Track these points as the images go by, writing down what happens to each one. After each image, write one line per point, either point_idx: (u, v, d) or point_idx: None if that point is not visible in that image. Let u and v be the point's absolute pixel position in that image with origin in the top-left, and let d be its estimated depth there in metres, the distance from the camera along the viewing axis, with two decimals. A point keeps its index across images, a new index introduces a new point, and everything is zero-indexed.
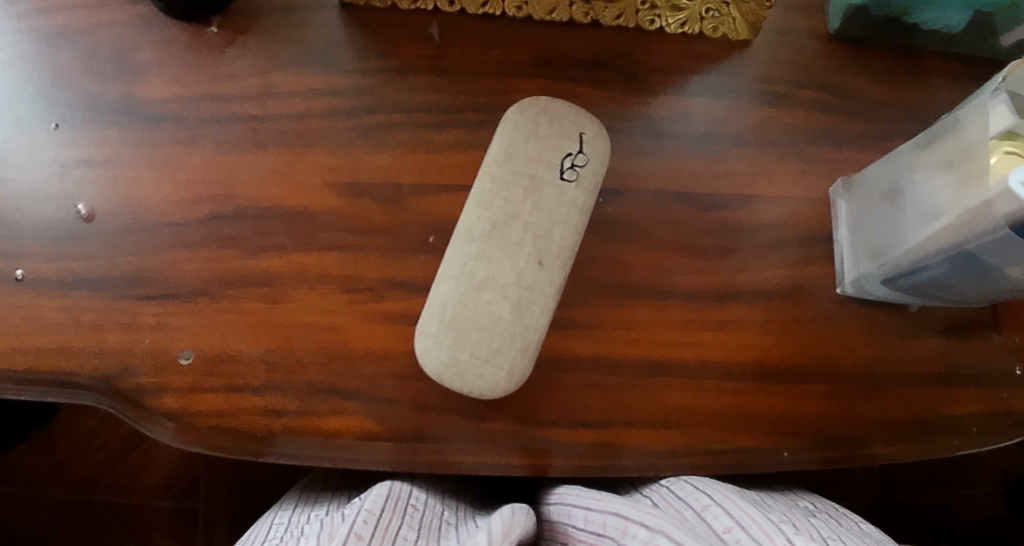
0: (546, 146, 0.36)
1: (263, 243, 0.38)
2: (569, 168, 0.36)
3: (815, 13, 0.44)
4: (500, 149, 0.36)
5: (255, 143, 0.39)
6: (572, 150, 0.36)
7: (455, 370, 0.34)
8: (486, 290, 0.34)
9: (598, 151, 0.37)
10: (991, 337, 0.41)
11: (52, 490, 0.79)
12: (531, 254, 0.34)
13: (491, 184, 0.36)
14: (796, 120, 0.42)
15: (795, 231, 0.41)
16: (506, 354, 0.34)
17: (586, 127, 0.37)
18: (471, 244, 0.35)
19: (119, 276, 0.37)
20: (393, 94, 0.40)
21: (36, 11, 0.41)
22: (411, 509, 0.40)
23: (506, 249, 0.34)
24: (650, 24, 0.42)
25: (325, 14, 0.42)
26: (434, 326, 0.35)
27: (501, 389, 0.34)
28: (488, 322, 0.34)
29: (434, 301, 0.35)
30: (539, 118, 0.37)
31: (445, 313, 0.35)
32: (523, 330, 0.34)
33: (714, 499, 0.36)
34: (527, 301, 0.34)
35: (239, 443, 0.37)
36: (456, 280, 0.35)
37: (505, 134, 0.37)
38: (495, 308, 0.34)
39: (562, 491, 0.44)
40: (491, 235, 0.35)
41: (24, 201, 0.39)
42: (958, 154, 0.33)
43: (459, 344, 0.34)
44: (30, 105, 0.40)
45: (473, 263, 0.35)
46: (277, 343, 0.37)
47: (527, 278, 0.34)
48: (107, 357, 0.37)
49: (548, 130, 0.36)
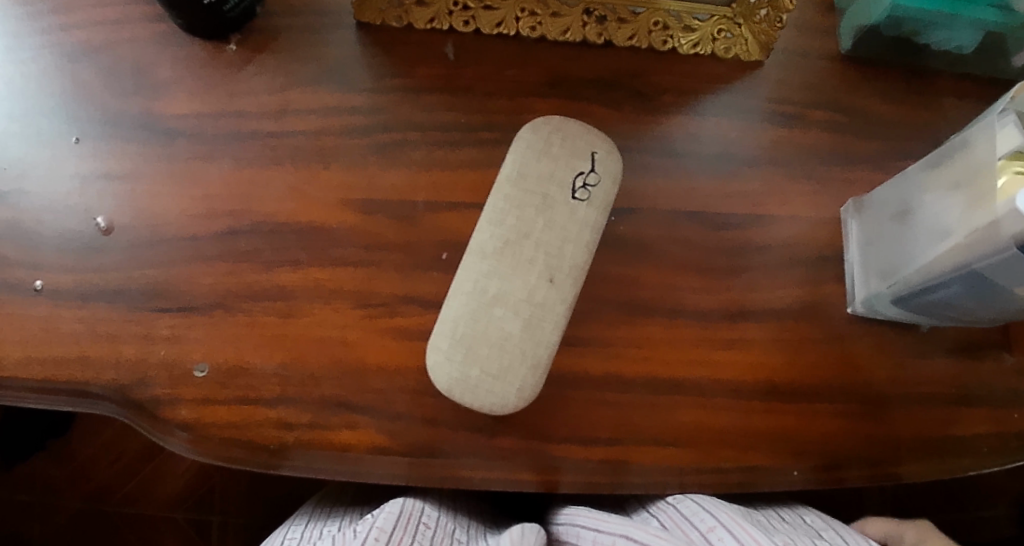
0: (558, 166, 0.36)
1: (279, 258, 0.39)
2: (581, 187, 0.36)
3: (826, 34, 0.45)
4: (513, 168, 0.37)
5: (272, 158, 0.40)
6: (583, 169, 0.37)
7: (466, 386, 0.34)
8: (498, 306, 0.34)
9: (610, 170, 0.37)
10: (1002, 357, 0.41)
11: (66, 500, 0.80)
12: (543, 271, 0.35)
13: (504, 203, 0.36)
14: (807, 140, 0.43)
15: (806, 251, 0.41)
16: (517, 370, 0.34)
17: (598, 147, 0.37)
18: (483, 260, 0.35)
19: (136, 288, 0.38)
20: (408, 112, 0.41)
21: (59, 26, 0.42)
22: (423, 528, 0.41)
23: (518, 266, 0.35)
24: (663, 45, 0.42)
25: (342, 33, 0.43)
26: (446, 342, 0.35)
27: (512, 406, 0.34)
28: (499, 338, 0.34)
29: (447, 316, 0.36)
30: (552, 138, 0.37)
31: (457, 329, 0.35)
32: (534, 347, 0.34)
33: (719, 520, 0.36)
34: (538, 318, 0.34)
35: (250, 455, 0.37)
36: (468, 296, 0.35)
37: (517, 153, 0.37)
38: (506, 325, 0.34)
39: (571, 512, 0.45)
40: (503, 252, 0.35)
41: (44, 212, 0.39)
42: (966, 175, 0.33)
43: (470, 360, 0.34)
44: (53, 118, 0.41)
45: (485, 280, 0.35)
46: (291, 357, 0.37)
47: (539, 295, 0.35)
48: (124, 368, 0.37)
49: (560, 150, 0.37)
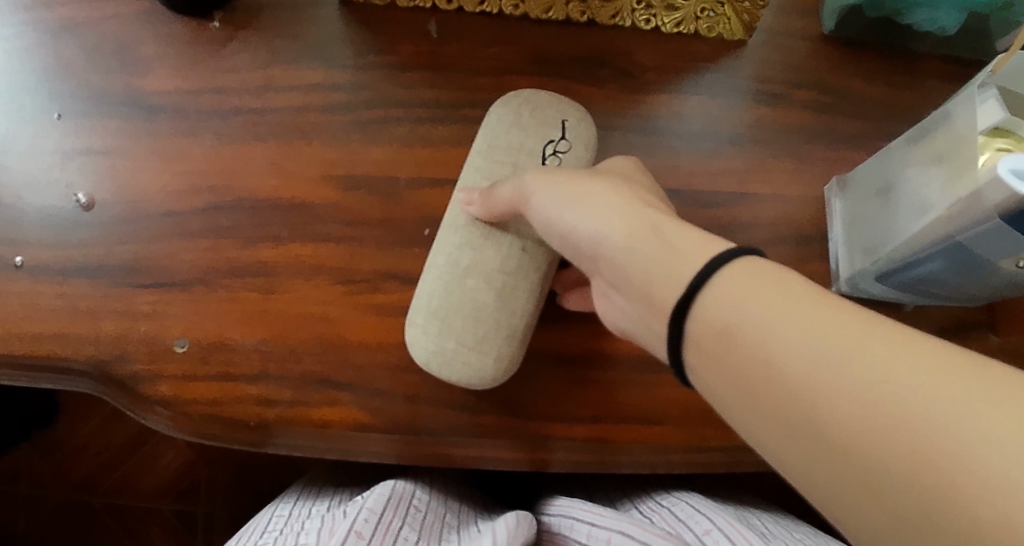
0: (528, 136, 0.36)
1: (261, 234, 0.38)
2: (552, 154, 0.36)
3: (810, 14, 0.45)
4: (483, 141, 0.37)
5: (254, 135, 0.40)
6: (555, 137, 0.36)
7: (443, 359, 0.34)
8: (471, 277, 0.34)
9: (583, 136, 0.36)
10: (989, 337, 0.40)
11: (52, 492, 0.79)
12: (514, 239, 0.34)
13: (476, 175, 0.36)
14: (791, 119, 0.43)
15: (791, 229, 0.41)
16: (493, 340, 0.34)
17: (569, 115, 0.37)
18: (456, 233, 0.35)
19: (117, 263, 0.38)
20: (391, 89, 0.41)
21: (41, 3, 0.42)
22: (413, 511, 0.41)
23: (489, 236, 0.35)
24: (646, 24, 0.43)
25: (325, 11, 0.43)
26: (421, 316, 0.35)
27: (490, 377, 0.34)
28: (472, 308, 0.34)
29: (422, 291, 0.35)
30: (522, 108, 0.37)
31: (432, 302, 0.35)
32: (508, 316, 0.34)
33: (716, 524, 0.39)
34: (512, 287, 0.34)
35: (232, 432, 0.36)
36: (441, 269, 0.35)
37: (488, 128, 0.37)
38: (479, 295, 0.34)
39: (565, 503, 0.46)
40: (475, 223, 0.35)
41: (24, 189, 0.39)
42: (947, 148, 0.34)
43: (445, 332, 0.34)
44: (33, 95, 0.41)
45: (458, 252, 0.35)
46: (272, 332, 0.37)
47: (511, 264, 0.34)
48: (103, 344, 0.36)
49: (529, 121, 0.36)
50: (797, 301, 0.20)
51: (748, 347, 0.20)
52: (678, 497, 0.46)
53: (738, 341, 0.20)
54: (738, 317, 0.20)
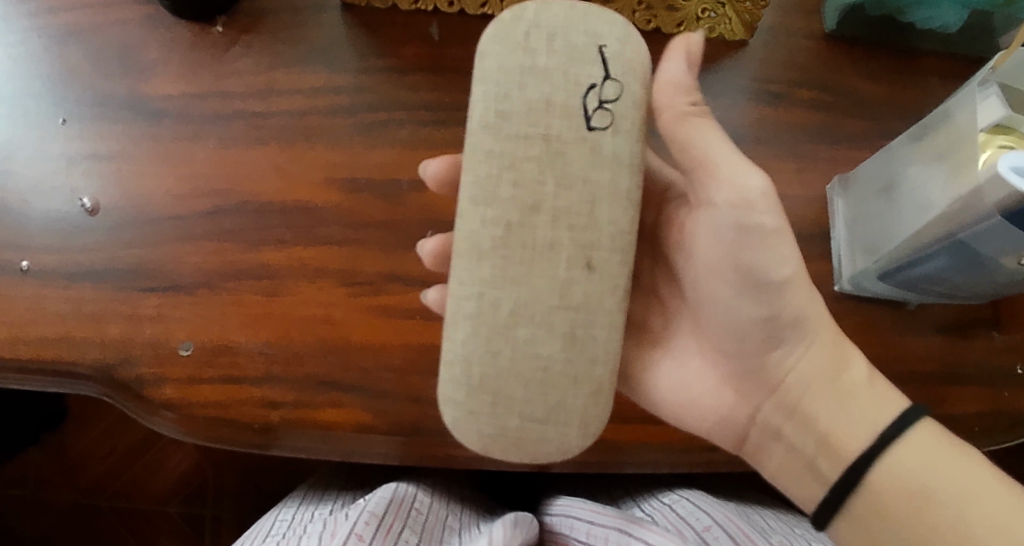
0: (557, 86, 0.26)
1: (264, 237, 0.39)
2: (597, 107, 0.26)
3: (811, 14, 0.45)
4: (492, 105, 0.26)
5: (258, 138, 0.40)
6: (596, 78, 0.26)
7: (506, 439, 0.28)
8: (521, 327, 0.27)
9: (632, 67, 0.26)
10: (992, 336, 0.40)
11: (60, 495, 0.80)
12: (574, 257, 0.26)
13: (495, 164, 0.26)
14: (793, 118, 0.43)
15: (794, 228, 0.41)
16: (571, 404, 0.27)
17: (607, 39, 0.26)
18: (483, 263, 0.27)
19: (121, 267, 0.38)
20: (393, 92, 0.41)
21: (46, 9, 0.43)
22: (415, 512, 0.41)
23: (536, 259, 0.26)
24: (647, 24, 0.43)
25: (328, 14, 0.43)
26: (462, 392, 0.28)
27: (577, 446, 0.28)
28: (536, 369, 0.27)
29: (455, 354, 0.28)
30: (536, 38, 0.26)
31: (472, 371, 0.27)
32: (583, 363, 0.27)
33: (715, 520, 0.40)
34: (583, 326, 0.27)
35: (237, 435, 0.36)
36: (474, 321, 0.27)
37: (487, 92, 0.26)
38: (538, 347, 0.27)
39: (565, 503, 0.46)
40: (509, 238, 0.26)
41: (30, 194, 0.40)
42: (951, 145, 0.34)
43: (505, 407, 0.27)
44: (39, 100, 0.42)
45: (495, 293, 0.27)
46: (276, 334, 0.37)
47: (575, 291, 0.27)
48: (108, 347, 0.37)
49: (552, 58, 0.26)
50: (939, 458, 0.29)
51: (936, 495, 0.28)
52: (679, 494, 0.46)
53: (885, 502, 0.29)
54: (926, 482, 0.29)
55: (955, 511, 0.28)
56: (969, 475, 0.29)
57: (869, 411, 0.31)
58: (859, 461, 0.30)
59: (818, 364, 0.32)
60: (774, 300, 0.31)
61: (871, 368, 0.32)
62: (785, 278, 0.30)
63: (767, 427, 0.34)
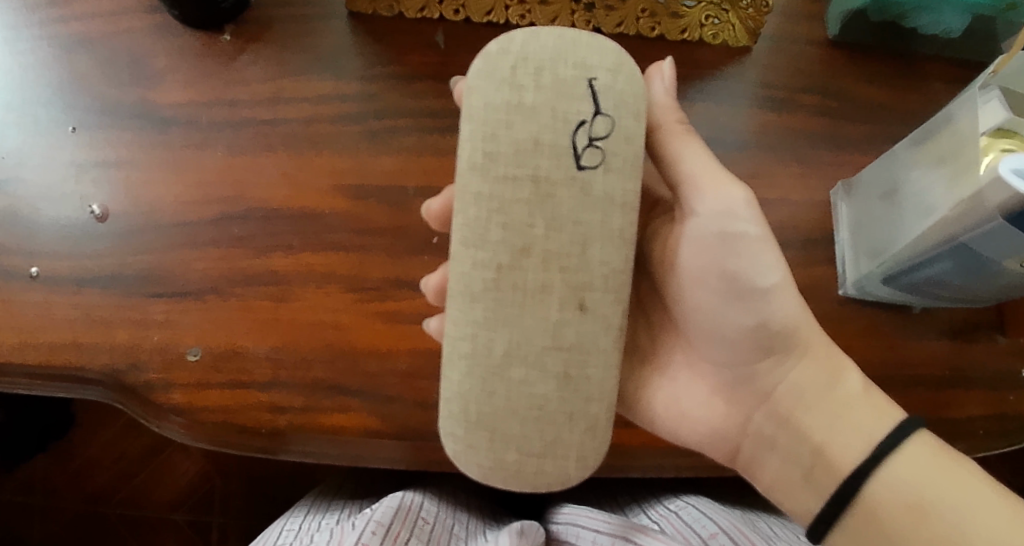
0: (544, 125, 0.26)
1: (272, 243, 0.39)
2: (587, 145, 0.26)
3: (814, 20, 0.45)
4: (477, 149, 0.26)
5: (266, 146, 0.41)
6: (585, 114, 0.26)
7: (505, 473, 0.28)
8: (515, 366, 0.27)
9: (623, 105, 0.26)
10: (996, 339, 0.40)
11: (66, 502, 0.80)
12: (567, 298, 0.27)
13: (486, 210, 0.27)
14: (796, 124, 0.43)
15: (798, 233, 0.41)
16: (568, 440, 0.27)
17: (596, 71, 0.26)
18: (474, 305, 0.27)
19: (130, 273, 0.38)
20: (399, 99, 0.42)
21: (56, 19, 0.44)
22: (421, 522, 0.41)
23: (526, 301, 0.27)
24: (651, 31, 0.43)
25: (335, 23, 0.44)
26: (460, 426, 0.28)
27: (576, 478, 0.28)
28: (531, 407, 0.27)
29: (451, 391, 0.28)
30: (522, 79, 0.26)
31: (468, 408, 0.28)
32: (579, 401, 0.27)
33: (721, 527, 0.40)
34: (577, 366, 0.27)
35: (244, 440, 0.36)
36: (469, 360, 0.28)
37: (474, 132, 0.27)
38: (532, 387, 0.27)
39: (571, 512, 0.46)
40: (499, 282, 0.27)
41: (40, 201, 0.40)
42: (952, 152, 0.34)
43: (501, 442, 0.28)
44: (50, 108, 0.42)
45: (487, 334, 0.27)
46: (284, 340, 0.37)
47: (568, 331, 0.27)
48: (117, 352, 0.37)
49: (539, 95, 0.26)
50: (940, 469, 0.29)
51: (939, 507, 0.28)
52: (684, 501, 0.46)
53: (880, 512, 0.29)
54: (921, 492, 0.29)
55: (950, 517, 0.28)
56: (961, 484, 0.29)
57: (864, 425, 0.31)
58: (852, 476, 0.30)
59: (810, 377, 0.33)
60: (762, 307, 0.32)
61: (868, 381, 0.32)
62: (772, 284, 0.31)
63: (760, 438, 0.34)
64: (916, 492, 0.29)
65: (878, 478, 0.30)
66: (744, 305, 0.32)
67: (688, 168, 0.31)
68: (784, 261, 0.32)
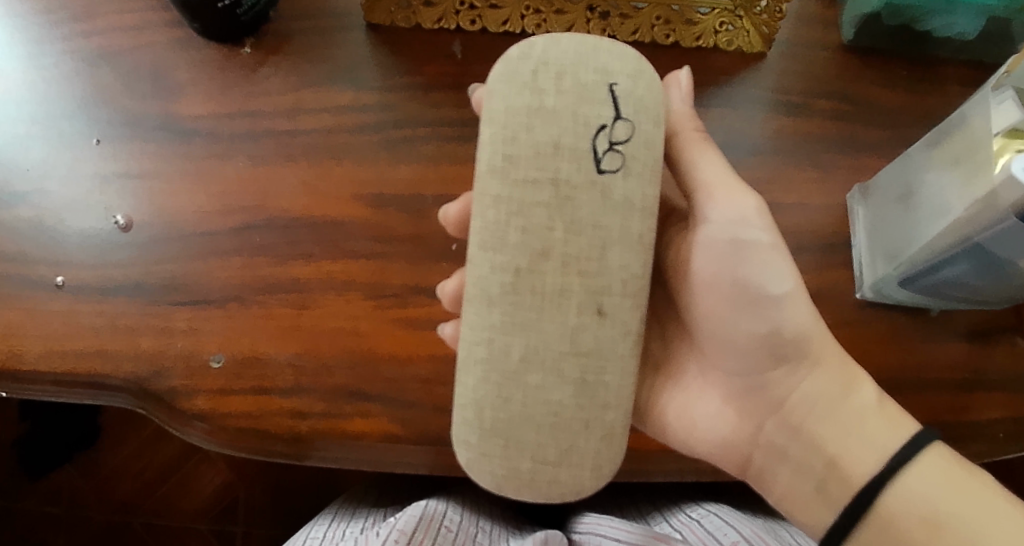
0: (566, 127, 0.26)
1: (294, 251, 0.39)
2: (607, 150, 0.26)
3: (826, 25, 0.46)
4: (498, 152, 0.27)
5: (286, 156, 0.41)
6: (606, 119, 0.26)
7: (519, 481, 0.28)
8: (532, 372, 0.27)
9: (644, 110, 0.27)
10: (1015, 342, 0.40)
11: (91, 513, 0.80)
12: (585, 303, 0.27)
13: (505, 215, 0.27)
14: (811, 128, 0.43)
15: (815, 237, 0.41)
16: (583, 448, 0.28)
17: (617, 76, 0.27)
18: (492, 309, 0.28)
19: (154, 282, 0.39)
20: (417, 108, 0.42)
21: (80, 34, 0.45)
22: (445, 530, 0.42)
23: (545, 305, 0.27)
24: (665, 39, 0.44)
25: (353, 35, 0.44)
26: (475, 433, 0.29)
27: (589, 488, 0.28)
28: (547, 413, 0.27)
29: (468, 396, 0.29)
30: (544, 83, 0.27)
31: (483, 415, 0.28)
32: (595, 408, 0.28)
33: (744, 536, 0.40)
34: (594, 372, 0.27)
35: (270, 446, 0.37)
36: (486, 365, 0.28)
37: (495, 135, 0.27)
38: (549, 393, 0.27)
39: (593, 521, 0.47)
40: (517, 286, 0.27)
41: (64, 211, 0.41)
42: (967, 152, 0.34)
43: (516, 450, 0.28)
44: (74, 121, 0.43)
45: (505, 338, 0.27)
46: (306, 347, 0.37)
47: (586, 336, 0.27)
48: (140, 360, 0.37)
49: (561, 99, 0.26)
50: (959, 487, 0.29)
51: (955, 524, 0.28)
52: (706, 509, 0.46)
53: (896, 526, 0.29)
54: (936, 508, 0.29)
55: (966, 535, 0.28)
56: (979, 502, 0.29)
57: (879, 435, 0.31)
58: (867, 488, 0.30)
59: (825, 385, 0.32)
60: (775, 314, 0.32)
61: (881, 392, 0.32)
62: (784, 291, 0.31)
63: (773, 445, 0.34)
64: (934, 509, 0.29)
65: (888, 491, 0.30)
66: (759, 310, 0.32)
67: (702, 174, 0.32)
68: (796, 268, 0.32)
